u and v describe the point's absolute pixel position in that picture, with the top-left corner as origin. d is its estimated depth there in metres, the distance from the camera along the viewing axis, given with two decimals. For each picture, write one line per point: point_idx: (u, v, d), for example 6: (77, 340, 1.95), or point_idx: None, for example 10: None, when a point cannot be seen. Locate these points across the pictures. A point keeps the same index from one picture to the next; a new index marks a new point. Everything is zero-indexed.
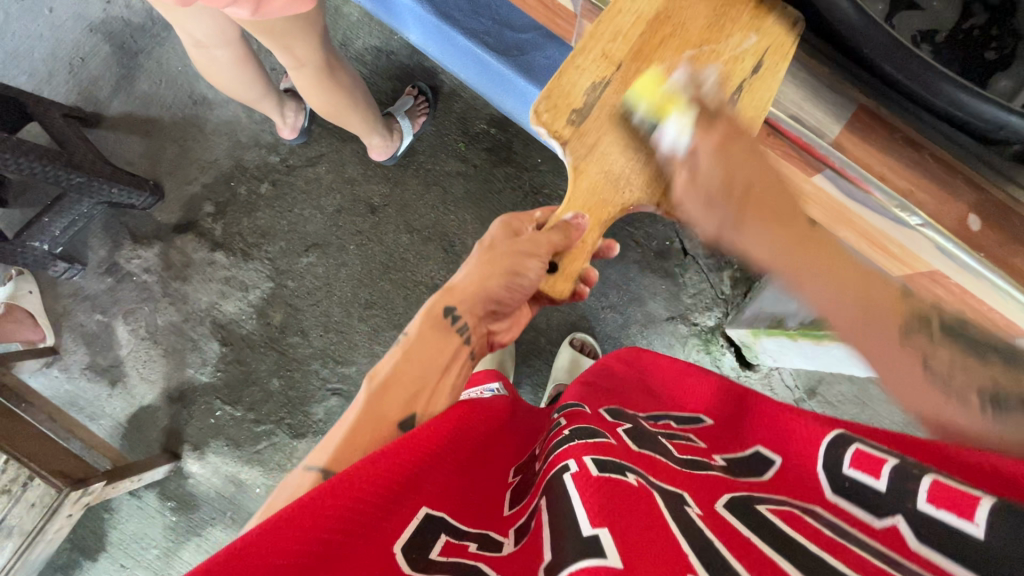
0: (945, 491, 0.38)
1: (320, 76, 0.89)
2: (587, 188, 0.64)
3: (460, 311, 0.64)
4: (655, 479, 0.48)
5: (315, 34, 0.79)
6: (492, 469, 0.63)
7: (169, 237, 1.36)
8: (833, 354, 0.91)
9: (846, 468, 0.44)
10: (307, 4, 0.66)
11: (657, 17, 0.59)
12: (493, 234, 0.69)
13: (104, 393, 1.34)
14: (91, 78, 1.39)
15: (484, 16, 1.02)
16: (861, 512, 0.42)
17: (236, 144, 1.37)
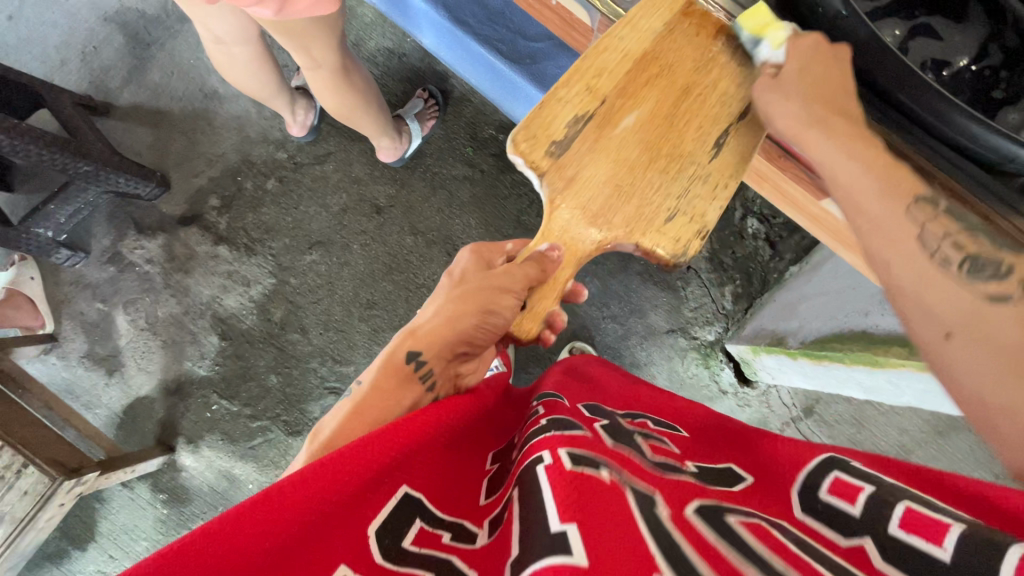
0: (915, 518, 0.41)
1: (334, 77, 0.89)
2: (563, 222, 0.63)
3: (426, 356, 0.62)
4: (629, 475, 0.48)
5: (333, 37, 0.79)
6: (473, 453, 0.61)
7: (173, 229, 1.36)
8: (832, 374, 0.90)
9: (823, 493, 0.48)
10: (333, 5, 0.66)
11: (642, 54, 0.60)
12: (463, 266, 0.69)
13: (101, 382, 1.34)
14: (103, 68, 1.40)
15: (498, 23, 1.03)
16: (831, 533, 0.44)
17: (245, 139, 1.37)
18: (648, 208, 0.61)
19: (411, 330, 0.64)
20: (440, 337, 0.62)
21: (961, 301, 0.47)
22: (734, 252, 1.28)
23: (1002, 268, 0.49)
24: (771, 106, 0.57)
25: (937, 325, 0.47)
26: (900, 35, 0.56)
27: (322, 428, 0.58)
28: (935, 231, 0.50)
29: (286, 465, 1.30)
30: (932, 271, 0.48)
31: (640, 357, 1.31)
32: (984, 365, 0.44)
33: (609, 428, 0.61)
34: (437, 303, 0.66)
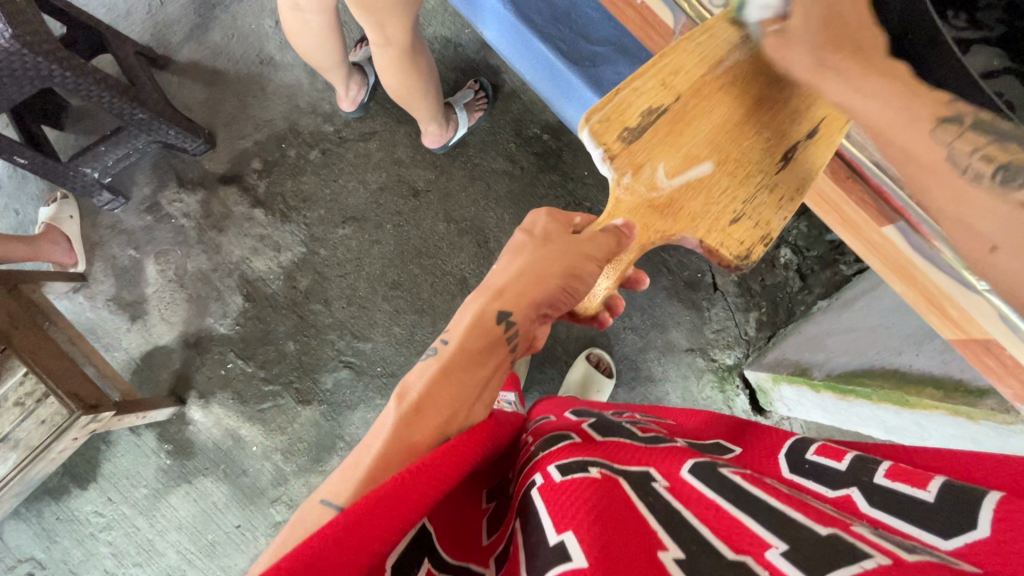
0: (902, 469, 0.43)
1: (400, 57, 0.91)
2: (634, 200, 0.63)
3: (514, 320, 0.63)
4: (616, 464, 0.52)
5: (408, 18, 0.80)
6: (470, 489, 0.61)
7: (213, 187, 1.38)
8: (854, 412, 0.90)
9: (810, 454, 0.50)
10: None
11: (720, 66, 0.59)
12: (541, 226, 0.68)
13: (123, 326, 1.36)
14: (167, 22, 1.43)
15: (562, 24, 1.04)
16: (817, 485, 0.47)
17: (295, 108, 1.39)
18: (715, 210, 0.64)
19: (491, 291, 0.64)
20: (528, 298, 0.62)
21: (918, 117, 0.49)
22: (763, 280, 1.28)
23: None
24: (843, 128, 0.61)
25: (905, 162, 0.50)
26: (998, 68, 0.60)
27: (405, 390, 0.58)
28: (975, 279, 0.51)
29: (292, 432, 1.31)
30: (901, 98, 0.49)
31: (656, 371, 1.31)
32: (965, 202, 0.46)
33: (596, 425, 0.66)
34: (521, 260, 0.64)
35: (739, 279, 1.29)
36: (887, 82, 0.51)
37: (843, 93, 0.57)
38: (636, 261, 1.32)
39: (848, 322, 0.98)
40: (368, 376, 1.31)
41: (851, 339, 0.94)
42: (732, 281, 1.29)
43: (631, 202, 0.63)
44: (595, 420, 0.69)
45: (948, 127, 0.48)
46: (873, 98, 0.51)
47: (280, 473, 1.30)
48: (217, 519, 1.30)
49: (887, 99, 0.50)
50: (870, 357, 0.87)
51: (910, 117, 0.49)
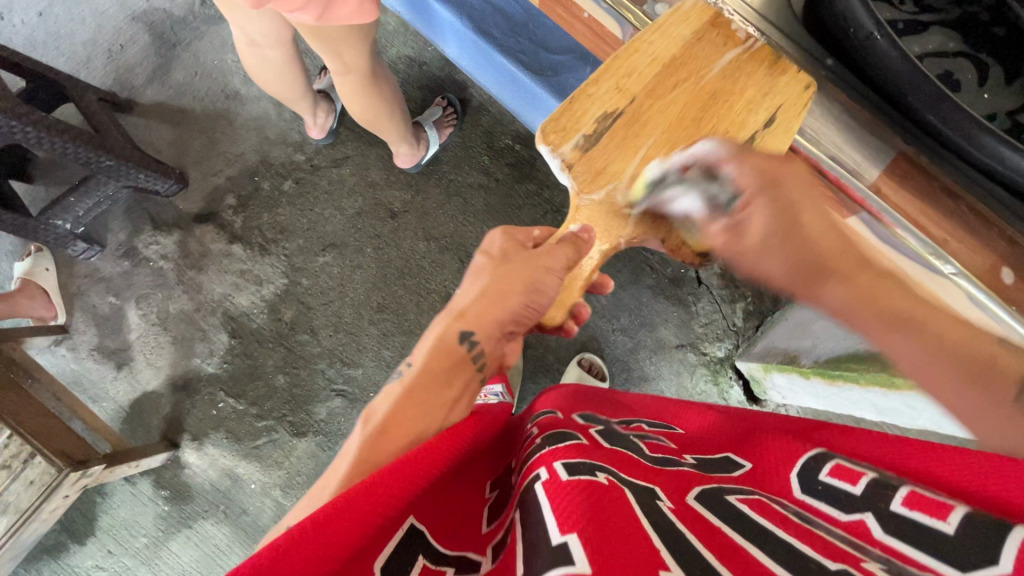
0: (920, 500, 0.43)
1: (363, 83, 0.91)
2: (591, 205, 0.63)
3: (478, 337, 0.63)
4: (624, 475, 0.52)
5: (365, 43, 0.80)
6: (472, 480, 0.61)
7: (189, 226, 1.37)
8: (845, 396, 0.91)
9: (822, 475, 0.51)
10: (369, 14, 0.69)
11: (680, 60, 0.60)
12: (498, 245, 0.68)
13: (109, 375, 1.34)
14: (129, 65, 1.42)
15: (521, 36, 1.04)
16: (831, 509, 0.47)
17: (265, 140, 1.39)
18: (675, 208, 0.62)
19: (455, 312, 0.64)
20: (492, 318, 0.63)
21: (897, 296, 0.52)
22: None
23: None
24: (801, 116, 0.57)
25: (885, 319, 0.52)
26: (951, 51, 0.61)
27: (371, 412, 0.57)
28: (940, 262, 0.53)
29: (290, 466, 1.30)
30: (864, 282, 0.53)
31: (649, 371, 1.31)
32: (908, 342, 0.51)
33: (604, 431, 0.66)
34: (481, 281, 0.65)
35: (722, 270, 1.29)
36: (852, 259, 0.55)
37: (797, 77, 0.57)
38: (619, 262, 1.32)
39: None
40: (361, 403, 1.30)
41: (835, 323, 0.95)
42: (715, 273, 1.29)
43: (590, 208, 0.63)
44: (605, 426, 0.69)
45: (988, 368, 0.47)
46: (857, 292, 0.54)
47: (281, 509, 1.29)
48: (221, 562, 1.28)
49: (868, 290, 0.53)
50: (855, 341, 0.87)
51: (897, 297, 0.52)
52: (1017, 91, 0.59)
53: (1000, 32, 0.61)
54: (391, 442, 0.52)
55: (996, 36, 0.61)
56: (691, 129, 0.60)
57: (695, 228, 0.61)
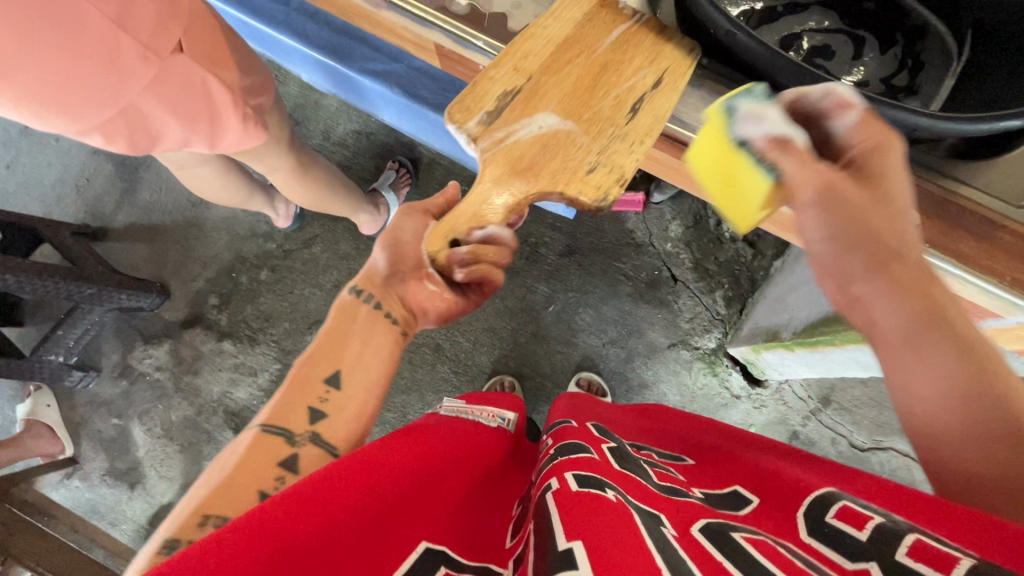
0: (926, 550, 0.34)
1: (295, 175, 0.99)
2: (489, 184, 0.60)
3: (362, 286, 0.67)
4: (633, 497, 0.48)
5: (281, 145, 0.90)
6: (497, 504, 0.58)
7: (178, 333, 1.41)
8: (831, 358, 0.93)
9: (829, 518, 0.41)
10: (258, 138, 0.77)
11: (573, 41, 0.60)
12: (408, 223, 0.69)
13: (125, 496, 1.35)
14: (97, 195, 1.49)
15: (449, 91, 1.11)
16: (835, 555, 0.38)
17: (235, 237, 1.44)
18: (570, 161, 0.58)
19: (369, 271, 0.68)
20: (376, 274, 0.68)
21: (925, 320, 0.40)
22: (716, 258, 1.32)
23: (935, 233, 0.55)
24: (686, 75, 0.57)
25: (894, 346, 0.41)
26: (830, 28, 0.66)
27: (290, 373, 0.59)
28: None
29: None
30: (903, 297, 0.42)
31: (647, 376, 1.31)
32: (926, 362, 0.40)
33: (617, 450, 0.60)
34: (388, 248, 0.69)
35: (694, 264, 1.33)
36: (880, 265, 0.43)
37: (678, 45, 0.58)
38: (593, 278, 1.35)
39: (802, 275, 1.02)
40: None
41: (807, 291, 0.97)
42: (688, 268, 1.32)
43: (497, 184, 0.60)
44: (618, 443, 0.63)
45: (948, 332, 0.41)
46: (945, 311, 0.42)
47: None
48: None
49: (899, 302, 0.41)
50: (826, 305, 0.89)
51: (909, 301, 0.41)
52: (891, 59, 0.64)
53: (871, 6, 0.65)
54: (320, 362, 0.59)
55: (867, 10, 0.65)
56: (580, 96, 0.59)
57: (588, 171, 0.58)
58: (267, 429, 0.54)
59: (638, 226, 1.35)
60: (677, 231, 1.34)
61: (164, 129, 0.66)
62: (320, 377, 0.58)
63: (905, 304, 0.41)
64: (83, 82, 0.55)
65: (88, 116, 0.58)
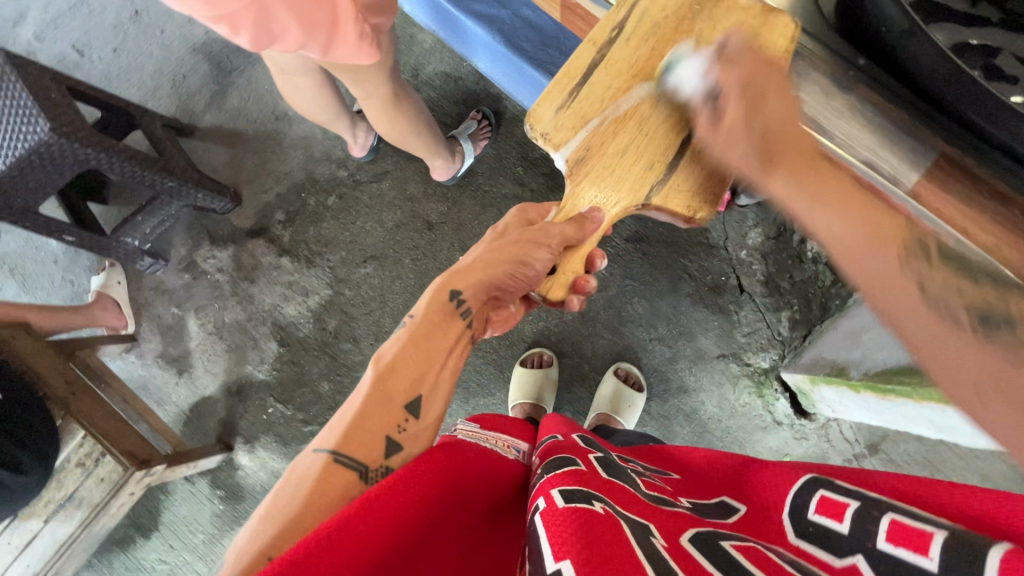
0: (901, 530, 0.45)
1: (387, 107, 0.99)
2: (570, 114, 0.66)
3: (467, 296, 0.65)
4: (625, 510, 0.50)
5: (383, 70, 0.88)
6: (504, 536, 0.61)
7: (242, 241, 1.46)
8: (900, 411, 0.88)
9: (812, 514, 0.51)
10: (368, 57, 0.77)
11: (676, 14, 0.66)
12: (506, 221, 0.73)
13: (172, 380, 1.45)
14: (189, 93, 1.53)
15: (551, 47, 1.05)
16: (823, 553, 0.48)
17: (310, 158, 1.46)
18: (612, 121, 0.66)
19: (454, 270, 0.67)
20: (483, 278, 0.66)
21: (876, 237, 0.49)
22: (791, 276, 1.23)
23: None
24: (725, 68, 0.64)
25: (844, 252, 0.50)
26: None
27: (381, 353, 0.61)
28: None
29: None
30: (843, 207, 0.51)
31: (688, 381, 1.27)
32: (899, 288, 0.47)
33: (605, 460, 0.62)
34: (478, 251, 0.69)
35: (765, 278, 1.25)
36: (827, 184, 0.53)
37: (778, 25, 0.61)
38: (655, 271, 1.30)
39: None
40: None
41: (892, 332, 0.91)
42: (759, 280, 1.25)
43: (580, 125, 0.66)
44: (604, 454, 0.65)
45: (916, 259, 0.48)
46: (829, 213, 0.52)
47: None
48: None
49: (846, 215, 0.51)
50: (909, 352, 0.85)
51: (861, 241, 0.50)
52: None
53: None
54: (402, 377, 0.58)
55: None
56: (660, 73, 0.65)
57: (679, 188, 0.67)
58: (343, 457, 0.53)
59: (715, 226, 1.28)
60: (757, 240, 1.25)
61: (284, 33, 0.66)
62: (400, 404, 0.58)
63: (846, 221, 0.51)
64: None
65: (217, 1, 0.60)
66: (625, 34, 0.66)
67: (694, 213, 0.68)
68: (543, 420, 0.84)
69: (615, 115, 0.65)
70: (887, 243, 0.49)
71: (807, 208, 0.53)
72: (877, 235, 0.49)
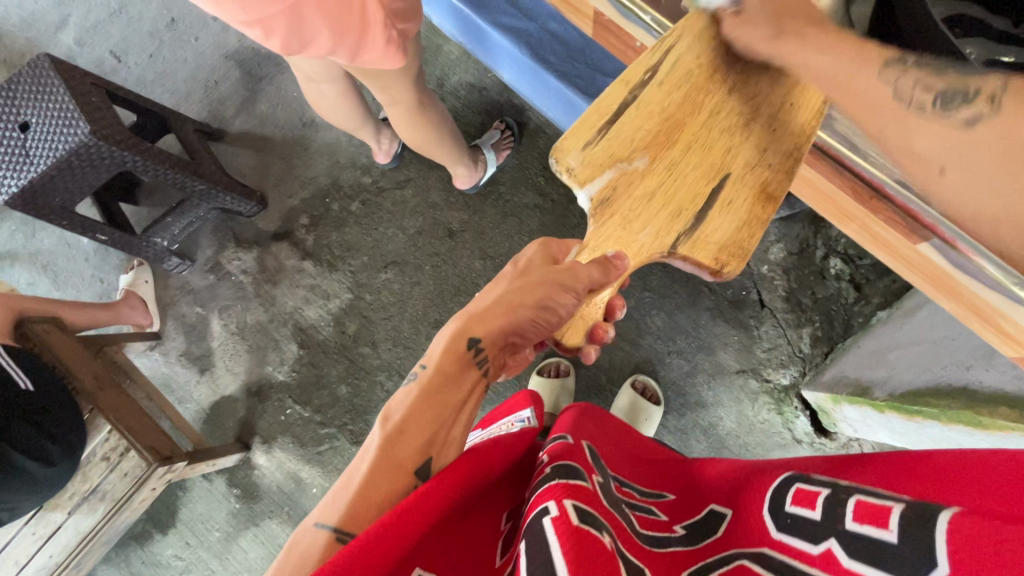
0: (868, 510, 0.42)
1: (411, 113, 1.00)
2: (603, 148, 0.63)
3: (484, 346, 0.65)
4: (623, 543, 0.49)
5: (408, 76, 0.90)
6: (486, 515, 0.59)
7: (266, 244, 1.48)
8: (928, 433, 0.86)
9: (789, 506, 0.49)
10: (396, 61, 0.78)
11: (706, 67, 0.62)
12: (527, 257, 0.74)
13: (194, 379, 1.47)
14: (221, 99, 1.57)
15: (577, 61, 1.07)
16: (800, 541, 0.45)
17: (335, 164, 1.49)
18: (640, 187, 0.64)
19: (469, 317, 0.66)
20: (499, 328, 0.66)
21: (859, 54, 0.50)
22: (813, 293, 1.22)
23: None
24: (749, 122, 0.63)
25: (842, 77, 0.50)
26: None
27: (389, 412, 0.60)
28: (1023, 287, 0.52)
29: None
30: (842, 49, 0.51)
31: (706, 396, 1.26)
32: (887, 107, 0.47)
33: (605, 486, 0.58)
34: (496, 291, 0.69)
35: (787, 293, 1.24)
36: (833, 37, 0.53)
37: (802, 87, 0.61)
38: (675, 283, 1.29)
39: (912, 336, 0.94)
40: None
41: (918, 354, 0.90)
42: (780, 296, 1.24)
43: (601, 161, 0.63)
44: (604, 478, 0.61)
45: (914, 101, 0.46)
46: (818, 50, 0.51)
47: None
48: None
49: (835, 49, 0.51)
50: (936, 373, 0.85)
51: (862, 74, 0.49)
52: None
53: None
54: (409, 443, 0.57)
55: None
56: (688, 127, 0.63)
57: (710, 239, 0.66)
58: (346, 534, 0.51)
59: None
60: (779, 256, 1.25)
61: (315, 37, 0.69)
62: (409, 470, 0.56)
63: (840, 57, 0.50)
64: None
65: (252, 7, 0.62)
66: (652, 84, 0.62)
67: (721, 267, 0.67)
68: (564, 410, 0.82)
69: (634, 168, 0.63)
70: (869, 57, 0.50)
71: (801, 45, 0.52)
72: (861, 53, 0.50)
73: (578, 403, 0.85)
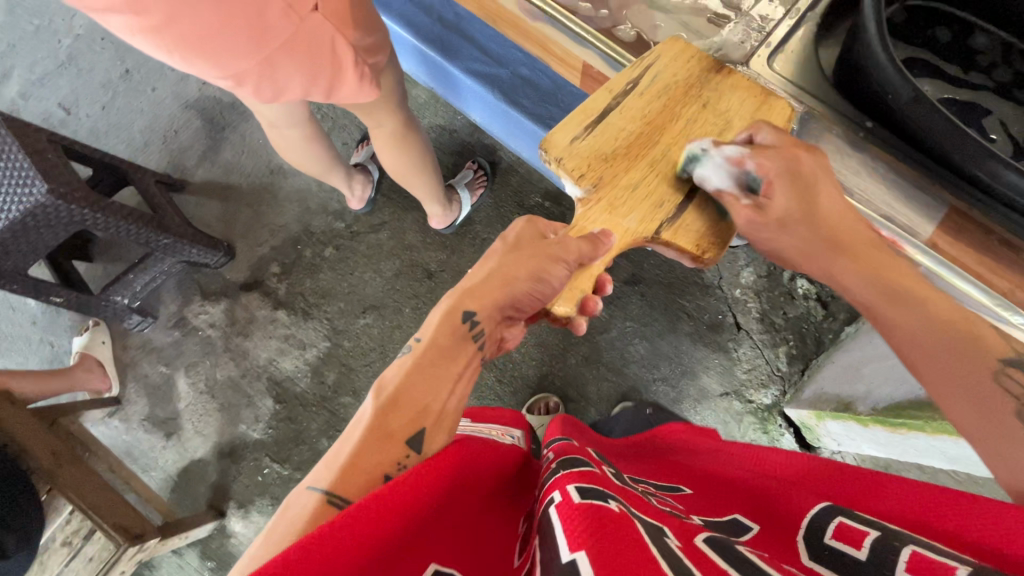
0: (921, 563, 0.39)
1: (394, 140, 1.00)
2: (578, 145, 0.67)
3: (479, 317, 0.62)
4: (635, 510, 0.47)
5: (391, 101, 0.90)
6: (498, 513, 0.55)
7: (236, 295, 1.43)
8: (910, 443, 0.90)
9: (827, 538, 0.46)
10: (371, 96, 0.77)
11: (687, 81, 0.69)
12: (515, 230, 0.69)
13: (159, 444, 1.37)
14: (181, 148, 1.53)
15: (550, 103, 1.10)
16: None
17: (306, 211, 1.46)
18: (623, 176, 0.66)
19: (463, 289, 0.64)
20: (494, 297, 0.63)
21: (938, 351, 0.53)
22: (785, 312, 1.28)
23: None
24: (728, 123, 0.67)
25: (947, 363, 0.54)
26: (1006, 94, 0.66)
27: (381, 386, 0.57)
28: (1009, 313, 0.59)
29: None
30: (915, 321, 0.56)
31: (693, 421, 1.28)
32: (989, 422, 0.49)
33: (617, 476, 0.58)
34: (491, 263, 0.65)
35: (761, 315, 1.29)
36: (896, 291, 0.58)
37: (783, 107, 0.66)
38: (654, 312, 1.32)
39: (882, 348, 1.00)
40: None
41: None
42: (754, 317, 1.29)
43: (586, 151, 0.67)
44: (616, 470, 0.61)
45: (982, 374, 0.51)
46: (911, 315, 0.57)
47: None
48: None
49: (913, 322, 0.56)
50: None
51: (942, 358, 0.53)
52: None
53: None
54: (401, 417, 0.54)
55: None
56: (672, 128, 0.68)
57: (689, 227, 0.66)
58: (337, 499, 0.47)
59: (709, 267, 1.32)
60: (749, 279, 1.30)
61: (289, 85, 0.68)
62: (400, 440, 0.53)
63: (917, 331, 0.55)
64: (220, 39, 0.59)
65: (225, 65, 0.62)
66: (638, 86, 0.68)
67: (701, 253, 0.66)
68: (553, 419, 0.83)
69: (626, 152, 0.67)
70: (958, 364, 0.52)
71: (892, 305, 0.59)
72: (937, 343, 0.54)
73: (561, 416, 0.85)
